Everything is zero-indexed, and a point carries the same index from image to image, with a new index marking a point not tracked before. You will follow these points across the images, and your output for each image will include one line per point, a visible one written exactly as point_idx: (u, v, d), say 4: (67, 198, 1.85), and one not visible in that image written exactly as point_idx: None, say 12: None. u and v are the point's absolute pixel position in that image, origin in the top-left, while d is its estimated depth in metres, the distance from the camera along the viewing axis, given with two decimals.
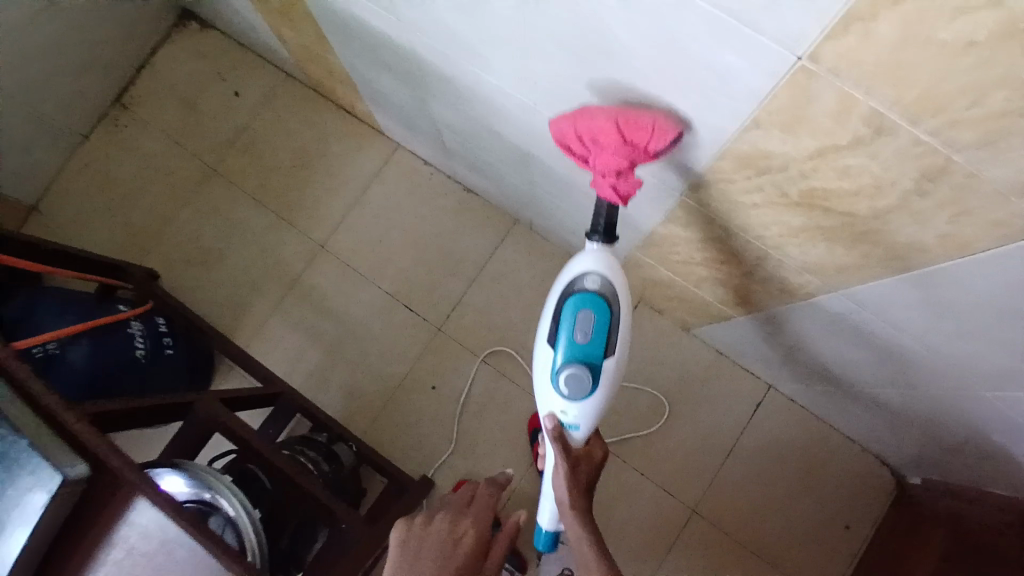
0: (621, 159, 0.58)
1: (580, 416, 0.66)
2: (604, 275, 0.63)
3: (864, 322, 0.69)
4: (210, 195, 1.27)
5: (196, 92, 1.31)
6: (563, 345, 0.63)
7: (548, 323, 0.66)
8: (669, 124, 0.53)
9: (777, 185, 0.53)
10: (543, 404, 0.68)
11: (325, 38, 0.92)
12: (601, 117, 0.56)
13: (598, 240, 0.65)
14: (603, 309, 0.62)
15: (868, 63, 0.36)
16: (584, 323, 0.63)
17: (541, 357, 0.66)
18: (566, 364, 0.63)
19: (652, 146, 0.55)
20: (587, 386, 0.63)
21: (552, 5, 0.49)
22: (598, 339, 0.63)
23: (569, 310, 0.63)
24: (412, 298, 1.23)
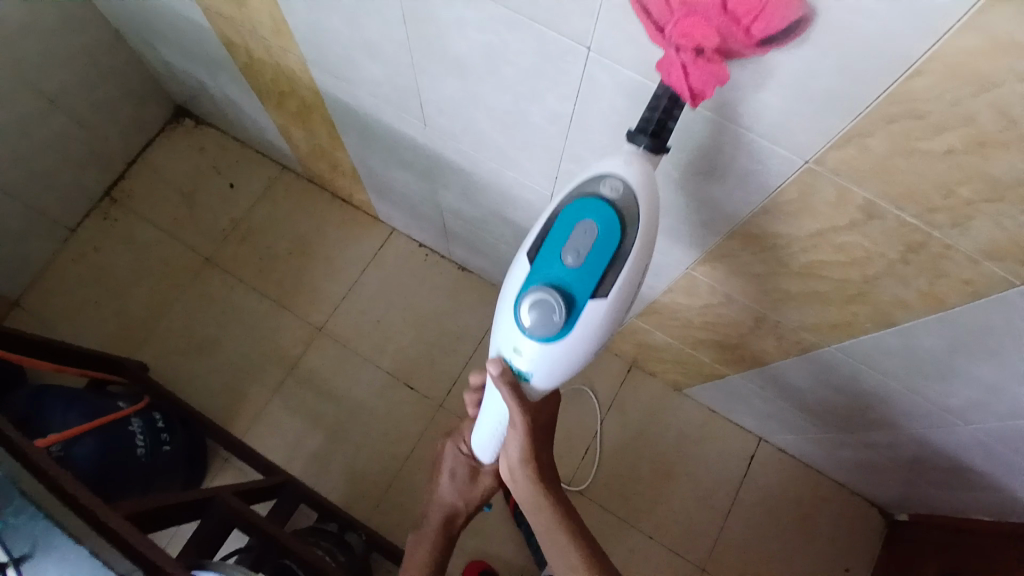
0: (713, 30, 0.41)
1: (537, 362, 0.56)
2: (628, 184, 0.49)
3: (854, 372, 0.78)
4: (205, 283, 1.30)
5: (189, 184, 1.38)
6: (543, 260, 0.52)
7: (541, 228, 0.54)
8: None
9: (780, 258, 0.63)
10: (499, 333, 0.58)
11: (338, 136, 1.01)
12: None
13: (642, 143, 0.50)
14: (610, 226, 0.50)
15: (863, 166, 0.46)
16: (578, 241, 0.51)
17: (517, 271, 0.55)
18: (536, 286, 0.52)
19: (759, 23, 0.39)
20: (550, 321, 0.52)
21: (588, 118, 0.60)
22: (592, 267, 0.50)
23: (568, 216, 0.51)
24: (412, 376, 1.26)
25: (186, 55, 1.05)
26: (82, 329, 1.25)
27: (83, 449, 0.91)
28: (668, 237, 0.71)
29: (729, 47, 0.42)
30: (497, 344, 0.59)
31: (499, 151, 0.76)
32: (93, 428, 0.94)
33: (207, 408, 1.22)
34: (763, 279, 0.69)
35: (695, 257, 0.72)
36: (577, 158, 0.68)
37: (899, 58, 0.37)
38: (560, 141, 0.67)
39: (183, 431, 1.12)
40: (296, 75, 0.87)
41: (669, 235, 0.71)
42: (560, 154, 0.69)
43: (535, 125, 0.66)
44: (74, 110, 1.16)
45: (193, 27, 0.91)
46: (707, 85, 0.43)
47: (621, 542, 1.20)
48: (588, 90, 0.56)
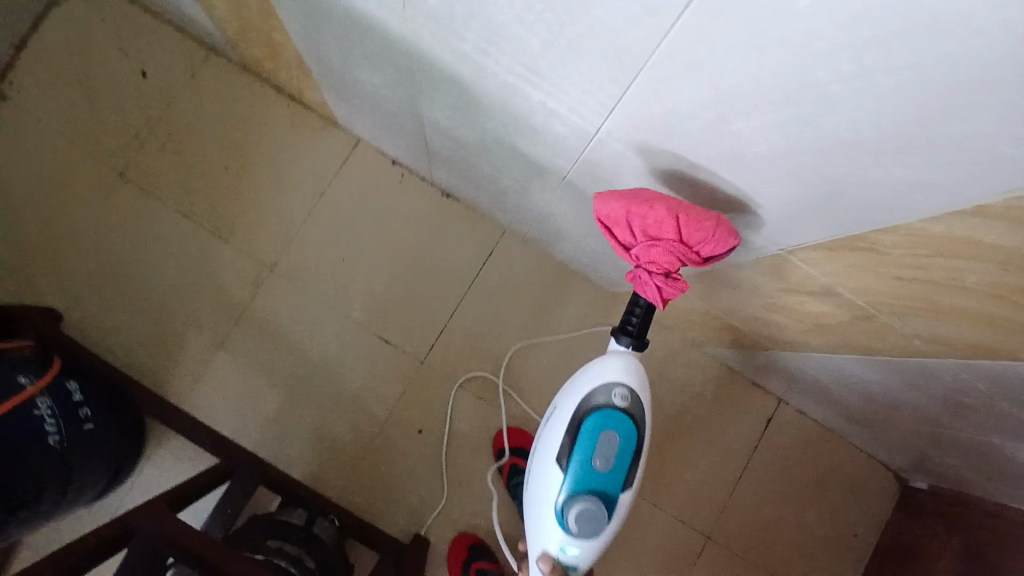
0: (675, 258, 0.56)
1: (583, 550, 0.65)
2: (631, 393, 0.63)
3: (961, 386, 0.61)
4: (121, 207, 1.04)
5: (86, 69, 1.05)
6: (575, 469, 0.63)
7: (564, 441, 0.64)
8: (728, 232, 0.53)
9: (950, 270, 0.42)
10: (541, 530, 0.67)
11: (275, 12, 0.72)
12: (659, 209, 0.53)
13: (627, 343, 0.65)
14: (627, 433, 0.63)
15: None
16: (605, 449, 0.63)
17: (550, 476, 0.65)
18: (577, 495, 0.63)
19: (704, 249, 0.55)
20: (596, 525, 0.62)
21: (704, 26, 0.34)
22: (618, 465, 0.63)
23: (590, 430, 0.63)
24: (387, 327, 1.05)
25: None
26: None
27: None
28: (821, 202, 0.45)
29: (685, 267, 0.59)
30: (540, 537, 0.67)
31: (521, 59, 0.49)
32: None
33: (136, 363, 1.00)
34: (900, 282, 0.48)
35: (844, 234, 0.47)
36: (664, 89, 0.42)
37: None
38: (636, 62, 0.41)
39: (110, 405, 0.90)
40: None
41: (820, 199, 0.44)
42: (631, 80, 0.43)
43: (597, 29, 0.40)
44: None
45: None
46: (673, 293, 0.60)
47: None
48: None
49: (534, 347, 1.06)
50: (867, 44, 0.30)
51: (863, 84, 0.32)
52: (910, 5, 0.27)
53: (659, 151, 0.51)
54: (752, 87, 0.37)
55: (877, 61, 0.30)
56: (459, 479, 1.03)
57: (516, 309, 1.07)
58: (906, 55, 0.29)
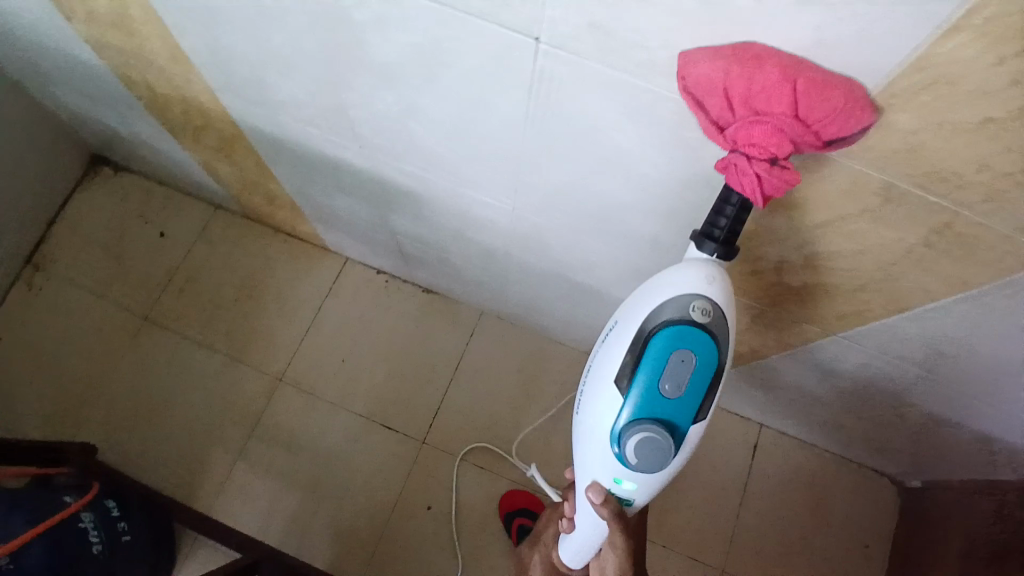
0: (786, 138, 0.38)
1: (640, 484, 0.53)
2: (716, 307, 0.46)
3: (865, 359, 0.72)
4: (149, 346, 1.19)
5: (115, 237, 1.26)
6: (637, 390, 0.48)
7: (624, 360, 0.49)
8: (865, 100, 0.36)
9: (781, 254, 0.56)
10: (589, 456, 0.54)
11: (266, 167, 0.92)
12: (770, 64, 0.36)
13: (712, 253, 0.47)
14: (706, 353, 0.46)
15: (885, 149, 0.39)
16: (678, 372, 0.47)
17: (606, 397, 0.50)
18: (638, 424, 0.48)
19: (828, 128, 0.37)
20: (660, 459, 0.49)
21: (546, 123, 0.52)
22: (693, 392, 0.48)
23: (659, 348, 0.47)
24: (389, 414, 1.16)
25: (92, 97, 0.96)
26: (19, 416, 1.13)
27: (35, 556, 0.80)
28: (678, 227, 0.59)
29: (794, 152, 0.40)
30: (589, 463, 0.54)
31: (446, 167, 0.67)
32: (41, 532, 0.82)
33: (167, 483, 1.10)
34: (760, 275, 0.62)
35: None
36: (543, 167, 0.59)
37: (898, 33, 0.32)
38: (518, 154, 0.58)
39: (144, 515, 1.00)
40: (212, 110, 0.81)
41: (676, 226, 0.59)
42: (520, 167, 0.61)
43: (486, 136, 0.58)
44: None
45: (92, 67, 0.83)
46: (777, 190, 0.41)
47: None
48: (541, 89, 0.47)
49: (523, 412, 1.16)
50: (636, 122, 0.46)
51: (650, 145, 0.48)
52: (641, 96, 0.43)
53: (560, 212, 0.67)
54: (592, 159, 0.54)
55: (647, 130, 0.47)
56: (472, 548, 1.08)
57: (502, 380, 1.18)
58: (660, 123, 0.45)
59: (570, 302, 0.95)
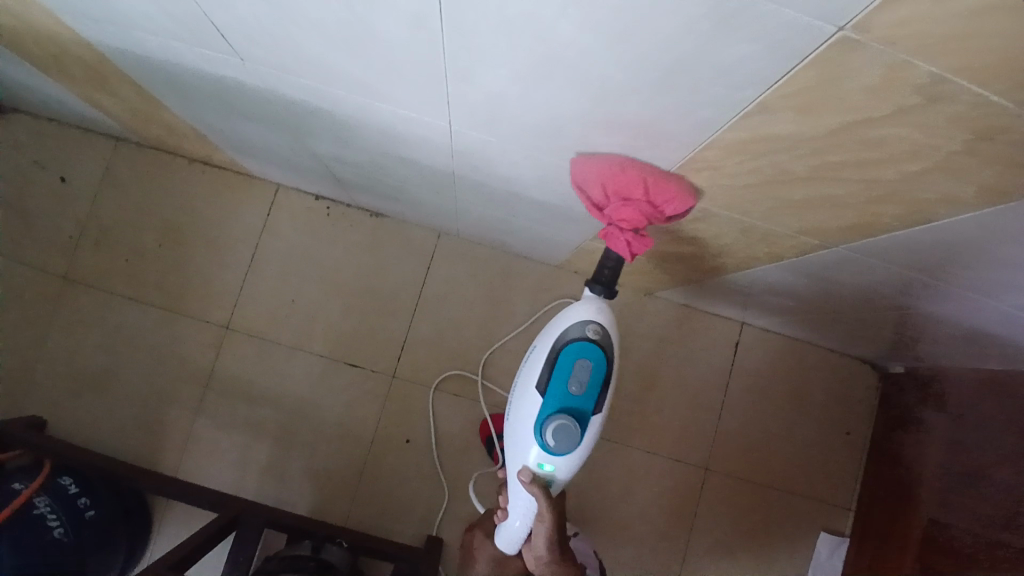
0: (643, 216, 0.57)
1: (558, 471, 0.61)
2: (605, 324, 0.58)
3: (862, 266, 0.64)
4: (75, 307, 1.07)
5: (6, 188, 1.09)
6: (550, 391, 0.59)
7: (540, 367, 0.60)
8: (689, 191, 0.55)
9: (779, 164, 0.45)
10: (515, 450, 0.62)
11: (150, 94, 0.75)
12: (632, 171, 0.53)
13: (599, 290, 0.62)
14: (601, 360, 0.58)
15: (935, 34, 0.27)
16: (581, 373, 0.58)
17: (527, 399, 0.61)
18: (552, 414, 0.58)
19: (668, 208, 0.57)
20: (572, 443, 0.59)
21: (469, 17, 0.38)
22: (593, 389, 0.59)
23: (565, 356, 0.58)
24: (352, 353, 1.08)
25: None
26: None
27: None
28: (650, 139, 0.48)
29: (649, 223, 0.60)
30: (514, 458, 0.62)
31: (359, 83, 0.53)
32: None
33: (126, 449, 1.04)
34: (751, 187, 0.51)
35: (683, 160, 0.50)
36: (476, 75, 0.45)
37: None
38: (441, 60, 0.45)
39: (110, 493, 0.95)
40: (52, 30, 0.62)
41: (650, 137, 0.47)
42: (448, 76, 0.47)
43: (395, 39, 0.43)
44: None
45: None
46: (638, 249, 0.60)
47: (618, 465, 1.13)
48: None
49: (494, 336, 1.10)
50: (590, 8, 0.33)
51: (611, 39, 0.35)
52: None
53: (505, 127, 0.54)
54: (535, 63, 0.41)
55: (604, 18, 0.34)
56: (456, 477, 1.06)
57: (469, 305, 1.10)
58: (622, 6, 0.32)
59: (534, 220, 0.85)
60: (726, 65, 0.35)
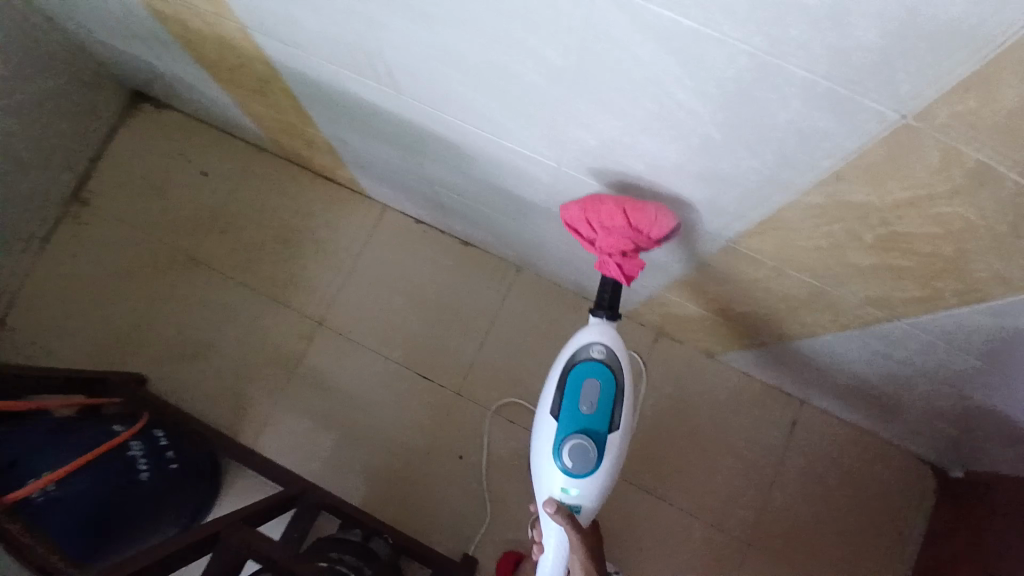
0: (628, 241, 0.64)
1: (582, 492, 0.67)
2: (608, 347, 0.67)
3: (926, 347, 0.67)
4: (195, 285, 1.22)
5: (159, 176, 1.28)
6: (565, 417, 0.66)
7: (553, 394, 0.68)
8: (667, 214, 0.61)
9: (850, 230, 0.51)
10: (541, 478, 0.68)
11: (306, 112, 0.90)
12: (607, 203, 0.63)
13: (602, 316, 0.70)
14: (608, 380, 0.67)
15: (985, 127, 0.34)
16: (589, 393, 0.66)
17: (545, 428, 0.68)
18: (569, 435, 0.66)
19: (652, 232, 0.63)
20: (589, 459, 0.65)
21: (597, 75, 0.47)
22: (603, 409, 0.66)
23: (575, 379, 0.67)
24: (422, 364, 1.17)
25: (129, 38, 0.94)
26: (67, 342, 1.20)
27: (82, 486, 0.86)
28: (734, 195, 0.55)
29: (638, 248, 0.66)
30: (541, 487, 0.68)
31: (488, 120, 0.64)
32: (87, 466, 0.88)
33: (213, 417, 1.16)
34: (823, 250, 0.57)
35: (763, 217, 0.56)
36: (590, 124, 0.54)
37: None
38: (565, 108, 0.54)
39: (194, 451, 1.06)
40: (246, 53, 0.78)
41: (737, 195, 0.54)
42: (567, 122, 0.56)
43: (531, 87, 0.53)
44: (20, 108, 1.05)
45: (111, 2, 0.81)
46: (634, 268, 0.68)
47: (658, 520, 1.14)
48: (595, 35, 0.42)
49: None
50: (699, 78, 0.41)
51: (712, 105, 0.44)
52: (707, 48, 0.38)
53: (605, 173, 0.63)
54: (646, 120, 0.50)
55: (710, 87, 0.42)
56: (499, 500, 1.10)
57: (536, 337, 1.17)
58: (726, 79, 0.40)
59: None
60: (810, 134, 0.42)
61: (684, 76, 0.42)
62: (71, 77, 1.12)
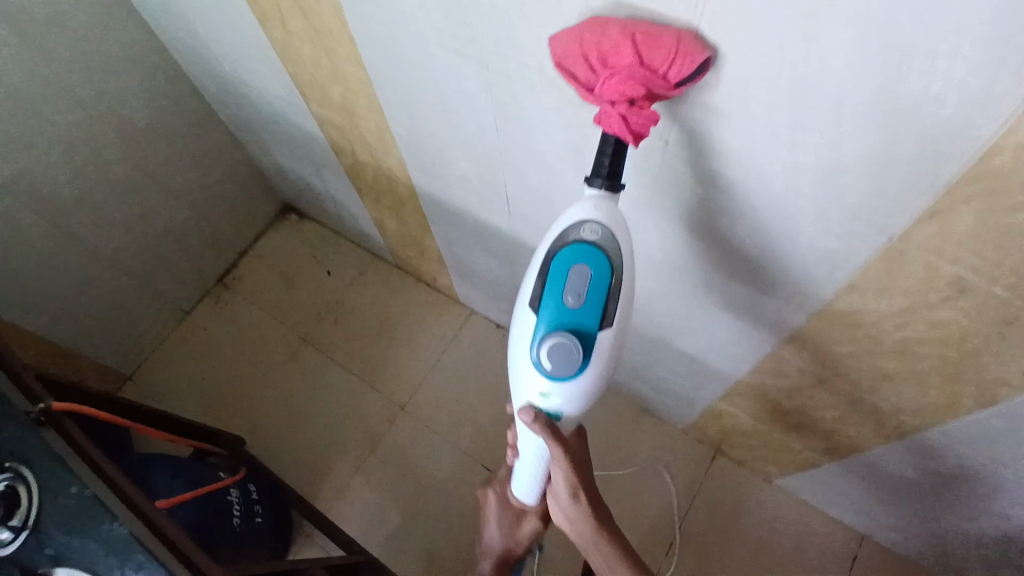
0: (636, 83, 0.47)
1: (563, 398, 0.59)
2: (604, 225, 0.54)
3: (966, 461, 0.72)
4: (302, 364, 1.42)
5: (290, 271, 1.54)
6: (547, 308, 0.56)
7: (535, 281, 0.57)
8: (695, 44, 0.44)
9: (872, 336, 0.62)
10: (520, 380, 0.61)
11: (427, 225, 1.13)
12: (613, 29, 0.46)
13: (600, 185, 0.55)
14: (601, 267, 0.54)
15: (950, 244, 0.47)
16: (576, 282, 0.55)
17: (524, 321, 0.58)
18: (549, 331, 0.55)
19: (671, 73, 0.45)
20: (572, 360, 0.55)
21: (666, 205, 0.64)
22: (592, 302, 0.55)
23: (561, 264, 0.55)
24: (488, 456, 1.27)
25: (300, 161, 1.23)
26: (185, 401, 1.39)
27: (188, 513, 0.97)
28: (774, 304, 0.68)
29: (653, 96, 0.48)
30: (520, 392, 0.61)
31: None
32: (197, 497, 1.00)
33: (296, 484, 1.28)
34: (854, 356, 0.67)
35: (801, 324, 0.68)
36: (658, 242, 0.71)
37: (954, 152, 0.41)
38: (640, 230, 0.70)
39: (276, 509, 1.17)
40: (391, 178, 1.02)
41: (779, 305, 0.68)
42: (640, 240, 0.73)
43: None
44: (191, 203, 1.37)
45: (302, 137, 1.09)
46: (644, 128, 0.49)
47: None
48: (666, 176, 0.60)
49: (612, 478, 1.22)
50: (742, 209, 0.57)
51: (752, 229, 0.59)
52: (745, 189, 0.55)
53: (668, 285, 0.78)
54: (702, 240, 0.65)
55: (749, 216, 0.58)
56: None
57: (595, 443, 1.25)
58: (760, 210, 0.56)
59: (672, 372, 1.03)
60: (829, 255, 0.56)
61: (730, 208, 0.58)
62: (240, 182, 1.46)
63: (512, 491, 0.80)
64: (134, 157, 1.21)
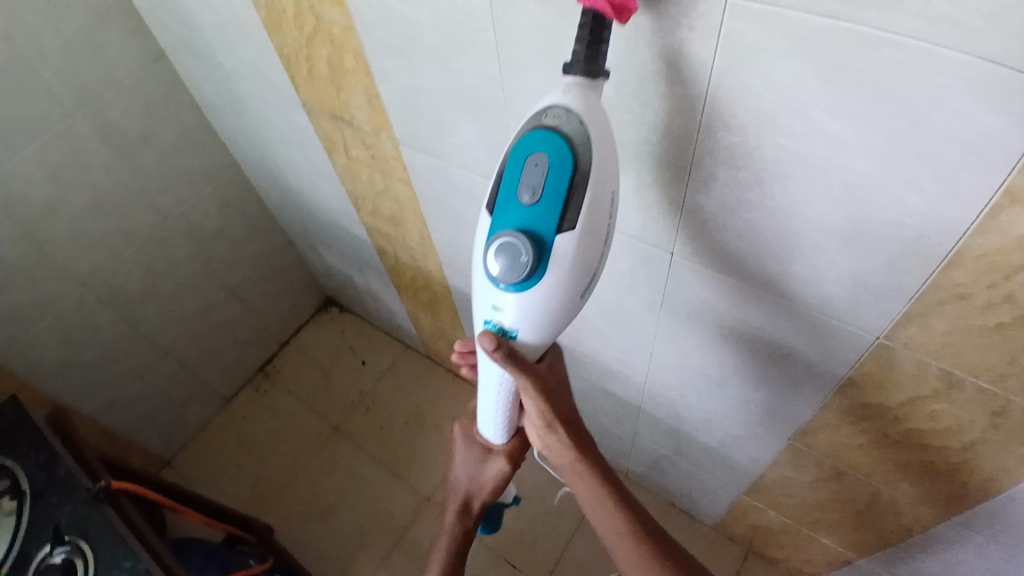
0: None
1: (515, 316, 0.51)
2: (571, 111, 0.45)
3: (992, 555, 0.73)
4: (333, 452, 1.46)
5: (326, 361, 1.63)
6: (501, 208, 0.48)
7: (496, 177, 0.50)
8: None
9: (879, 429, 0.66)
10: (474, 294, 0.54)
11: (460, 320, 1.21)
12: None
13: (577, 74, 0.46)
14: (561, 155, 0.45)
15: (932, 344, 0.53)
16: (532, 175, 0.46)
17: (481, 225, 0.51)
18: (500, 232, 0.48)
19: None
20: (520, 267, 0.47)
21: (676, 305, 0.71)
22: (550, 198, 0.46)
23: (518, 152, 0.47)
24: (514, 552, 1.27)
25: (348, 262, 1.36)
26: (219, 488, 1.44)
27: None
28: (784, 399, 0.73)
29: None
30: (474, 308, 0.55)
31: (597, 334, 0.89)
32: None
33: None
34: (865, 449, 0.71)
35: (811, 418, 0.72)
36: (673, 339, 0.77)
37: (921, 269, 0.48)
38: (655, 326, 0.77)
39: None
40: (429, 278, 1.13)
41: (788, 399, 0.72)
42: (656, 336, 0.79)
43: (632, 313, 0.78)
44: (245, 298, 1.50)
45: (351, 242, 1.22)
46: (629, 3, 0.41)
47: None
48: (675, 280, 0.67)
49: None
50: (744, 309, 0.64)
51: (756, 328, 0.66)
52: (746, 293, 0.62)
53: (684, 378, 0.83)
54: (711, 337, 0.72)
55: (752, 315, 0.65)
56: None
57: None
58: (762, 311, 0.63)
59: (694, 465, 1.05)
60: (826, 351, 0.62)
61: (734, 309, 0.65)
62: (290, 281, 1.60)
63: (479, 429, 0.72)
64: (203, 259, 1.35)
